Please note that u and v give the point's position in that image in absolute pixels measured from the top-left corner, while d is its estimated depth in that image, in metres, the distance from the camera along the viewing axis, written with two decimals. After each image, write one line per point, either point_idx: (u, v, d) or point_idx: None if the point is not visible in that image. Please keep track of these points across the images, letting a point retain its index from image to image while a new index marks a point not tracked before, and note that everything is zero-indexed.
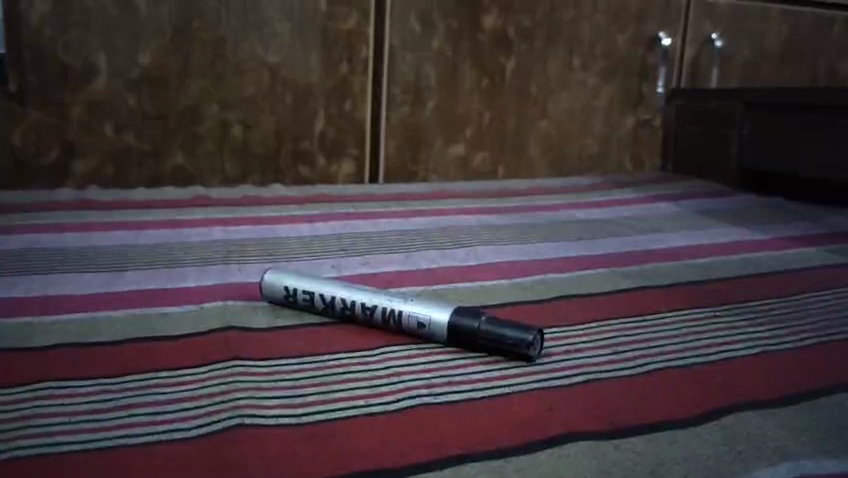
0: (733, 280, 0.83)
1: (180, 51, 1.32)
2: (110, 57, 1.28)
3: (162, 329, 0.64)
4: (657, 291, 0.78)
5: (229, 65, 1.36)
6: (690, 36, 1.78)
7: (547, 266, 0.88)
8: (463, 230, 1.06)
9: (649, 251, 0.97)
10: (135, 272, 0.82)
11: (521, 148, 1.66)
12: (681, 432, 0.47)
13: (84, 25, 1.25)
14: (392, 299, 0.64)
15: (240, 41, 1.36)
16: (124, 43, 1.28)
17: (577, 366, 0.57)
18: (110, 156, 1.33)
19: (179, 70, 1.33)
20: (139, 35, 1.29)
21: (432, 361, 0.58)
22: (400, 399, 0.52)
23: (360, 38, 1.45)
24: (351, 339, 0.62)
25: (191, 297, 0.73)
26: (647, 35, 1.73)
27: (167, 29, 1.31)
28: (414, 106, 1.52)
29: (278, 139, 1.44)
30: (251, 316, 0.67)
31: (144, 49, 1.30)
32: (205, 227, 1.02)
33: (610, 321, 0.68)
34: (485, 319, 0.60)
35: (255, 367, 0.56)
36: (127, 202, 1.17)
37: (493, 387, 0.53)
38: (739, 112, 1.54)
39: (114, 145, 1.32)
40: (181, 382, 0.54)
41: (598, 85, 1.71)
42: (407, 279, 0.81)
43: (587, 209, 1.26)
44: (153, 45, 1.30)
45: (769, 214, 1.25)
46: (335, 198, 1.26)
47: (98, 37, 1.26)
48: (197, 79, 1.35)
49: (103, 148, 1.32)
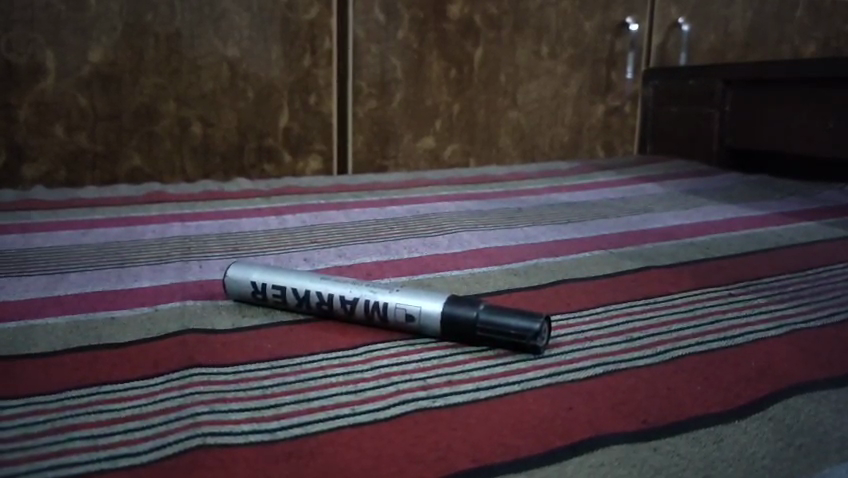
0: (740, 257, 0.77)
1: (132, 46, 1.22)
2: (58, 54, 1.18)
3: (110, 336, 0.55)
4: (662, 272, 0.71)
5: (185, 59, 1.27)
6: (657, 22, 1.73)
7: (539, 250, 0.81)
8: (443, 217, 0.98)
9: (644, 231, 0.91)
10: (81, 273, 0.72)
11: (493, 139, 1.59)
12: (727, 429, 0.40)
13: (27, 20, 1.15)
14: (374, 290, 0.56)
15: (195, 36, 1.26)
16: (73, 39, 1.18)
17: (592, 358, 0.50)
18: (62, 159, 1.22)
19: (133, 66, 1.23)
20: (88, 30, 1.19)
21: (424, 360, 0.50)
22: (392, 405, 0.44)
23: (323, 30, 1.36)
24: (330, 338, 0.54)
25: (144, 298, 0.64)
26: (614, 21, 1.67)
27: (118, 24, 1.21)
28: (380, 99, 1.44)
29: (240, 137, 1.35)
30: (213, 317, 0.59)
31: (95, 45, 1.20)
32: (162, 224, 0.93)
33: (618, 305, 0.61)
34: (484, 307, 0.52)
35: (219, 376, 0.48)
36: (73, 201, 1.06)
37: (498, 386, 0.46)
38: (719, 89, 1.50)
39: (66, 147, 1.22)
40: (132, 397, 0.45)
41: (569, 73, 1.65)
42: (387, 269, 0.73)
43: (572, 193, 1.19)
44: (104, 40, 1.20)
45: (759, 191, 1.20)
46: (301, 191, 1.17)
47: (44, 33, 1.16)
48: (151, 76, 1.25)
49: (53, 151, 1.21)
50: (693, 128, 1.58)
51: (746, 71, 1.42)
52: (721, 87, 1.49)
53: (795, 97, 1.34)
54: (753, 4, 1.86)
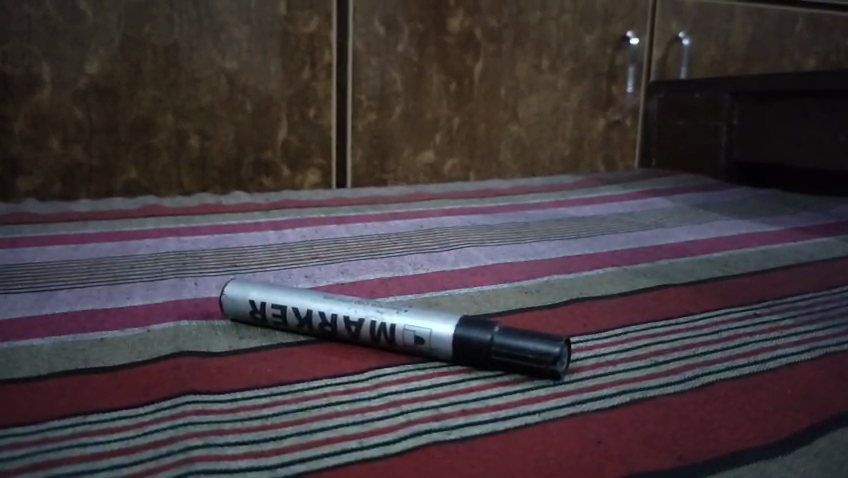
0: (760, 275, 0.74)
1: (130, 59, 1.20)
2: (54, 66, 1.15)
3: (98, 359, 0.52)
4: (681, 290, 0.68)
5: (183, 72, 1.24)
6: (657, 36, 1.71)
7: (550, 266, 0.77)
8: (448, 231, 0.95)
9: (657, 246, 0.87)
10: (71, 290, 0.69)
11: (493, 153, 1.56)
12: (771, 465, 0.37)
13: (23, 32, 1.12)
14: (381, 310, 0.52)
15: (194, 48, 1.24)
16: (69, 51, 1.15)
17: (616, 384, 0.47)
18: (57, 172, 1.19)
19: (131, 78, 1.20)
20: (85, 41, 1.16)
21: (436, 386, 0.47)
22: (404, 437, 0.40)
23: (322, 43, 1.34)
24: (333, 362, 0.51)
25: (135, 318, 0.61)
26: (614, 35, 1.65)
27: (116, 36, 1.18)
28: (380, 112, 1.42)
29: (238, 150, 1.32)
30: (209, 338, 0.55)
31: (92, 58, 1.17)
32: (156, 239, 0.89)
33: (639, 326, 0.57)
34: (499, 330, 0.48)
35: (214, 404, 0.44)
36: (66, 214, 1.03)
37: (517, 416, 0.42)
38: (725, 102, 1.47)
39: (61, 160, 1.19)
40: (121, 428, 0.42)
41: (570, 87, 1.62)
42: (392, 287, 0.69)
43: (578, 207, 1.16)
44: (101, 52, 1.18)
45: (771, 205, 1.17)
46: (301, 204, 1.14)
47: (40, 45, 1.13)
48: (148, 88, 1.22)
49: (48, 164, 1.18)
50: (698, 141, 1.55)
51: (753, 84, 1.40)
52: (728, 100, 1.46)
53: (804, 109, 1.32)
54: (754, 18, 1.84)
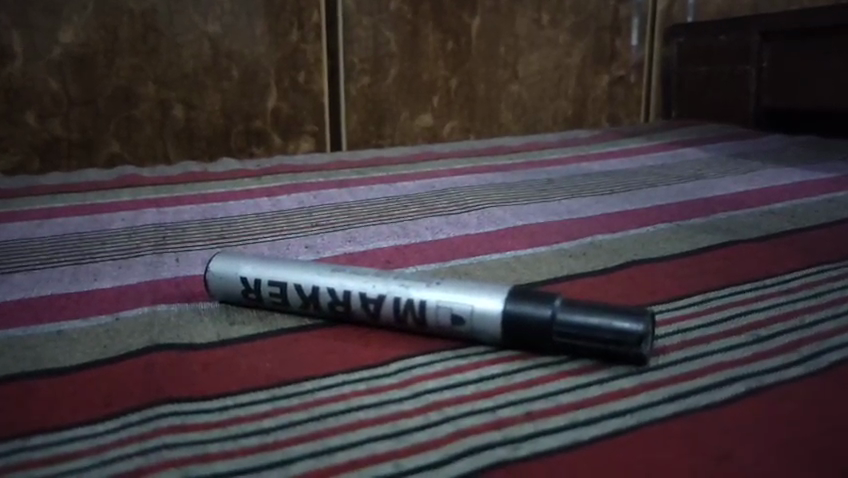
0: (839, 227, 0.63)
1: (106, 25, 1.08)
2: (25, 35, 1.04)
3: (52, 358, 0.41)
4: (755, 247, 0.57)
5: (164, 37, 1.12)
6: None
7: (591, 226, 0.66)
8: (464, 192, 0.83)
9: (707, 199, 0.76)
10: (29, 272, 0.58)
11: (494, 114, 1.43)
12: None
13: None
14: (405, 284, 0.41)
15: (173, 10, 1.11)
16: (40, 18, 1.04)
17: (721, 369, 0.36)
18: (34, 149, 1.08)
19: (109, 44, 1.08)
20: (57, 8, 1.04)
21: (485, 380, 0.36)
22: (456, 456, 0.30)
23: (310, 2, 1.20)
24: (350, 351, 0.40)
25: (103, 304, 0.50)
26: None
27: (89, 0, 1.06)
28: (374, 75, 1.29)
29: (225, 119, 1.19)
30: (192, 326, 0.44)
31: (65, 25, 1.05)
32: (133, 211, 0.78)
33: (721, 293, 0.47)
34: (561, 304, 0.38)
35: (198, 418, 0.34)
36: (34, 189, 0.91)
37: (602, 420, 0.32)
38: (754, 43, 1.34)
39: (39, 136, 1.08)
40: (72, 457, 0.31)
41: (572, 42, 1.48)
42: (411, 255, 0.58)
43: (604, 161, 1.04)
44: (75, 19, 1.06)
45: (816, 152, 1.06)
46: (295, 169, 1.02)
47: (8, 12, 1.02)
48: (128, 55, 1.10)
49: (25, 140, 1.07)
50: (721, 90, 1.43)
51: (786, 21, 1.27)
52: (757, 40, 1.34)
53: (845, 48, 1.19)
54: None
